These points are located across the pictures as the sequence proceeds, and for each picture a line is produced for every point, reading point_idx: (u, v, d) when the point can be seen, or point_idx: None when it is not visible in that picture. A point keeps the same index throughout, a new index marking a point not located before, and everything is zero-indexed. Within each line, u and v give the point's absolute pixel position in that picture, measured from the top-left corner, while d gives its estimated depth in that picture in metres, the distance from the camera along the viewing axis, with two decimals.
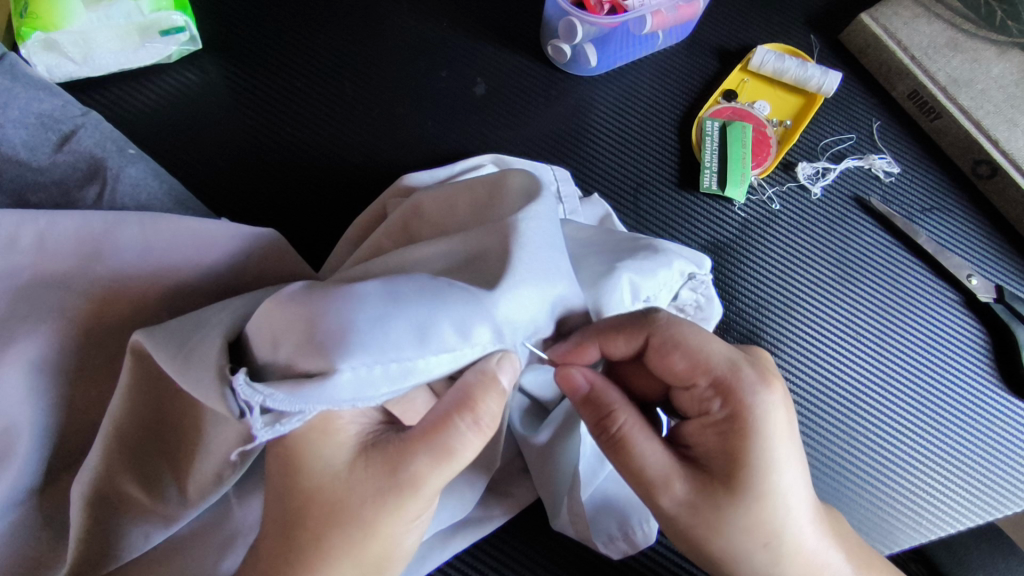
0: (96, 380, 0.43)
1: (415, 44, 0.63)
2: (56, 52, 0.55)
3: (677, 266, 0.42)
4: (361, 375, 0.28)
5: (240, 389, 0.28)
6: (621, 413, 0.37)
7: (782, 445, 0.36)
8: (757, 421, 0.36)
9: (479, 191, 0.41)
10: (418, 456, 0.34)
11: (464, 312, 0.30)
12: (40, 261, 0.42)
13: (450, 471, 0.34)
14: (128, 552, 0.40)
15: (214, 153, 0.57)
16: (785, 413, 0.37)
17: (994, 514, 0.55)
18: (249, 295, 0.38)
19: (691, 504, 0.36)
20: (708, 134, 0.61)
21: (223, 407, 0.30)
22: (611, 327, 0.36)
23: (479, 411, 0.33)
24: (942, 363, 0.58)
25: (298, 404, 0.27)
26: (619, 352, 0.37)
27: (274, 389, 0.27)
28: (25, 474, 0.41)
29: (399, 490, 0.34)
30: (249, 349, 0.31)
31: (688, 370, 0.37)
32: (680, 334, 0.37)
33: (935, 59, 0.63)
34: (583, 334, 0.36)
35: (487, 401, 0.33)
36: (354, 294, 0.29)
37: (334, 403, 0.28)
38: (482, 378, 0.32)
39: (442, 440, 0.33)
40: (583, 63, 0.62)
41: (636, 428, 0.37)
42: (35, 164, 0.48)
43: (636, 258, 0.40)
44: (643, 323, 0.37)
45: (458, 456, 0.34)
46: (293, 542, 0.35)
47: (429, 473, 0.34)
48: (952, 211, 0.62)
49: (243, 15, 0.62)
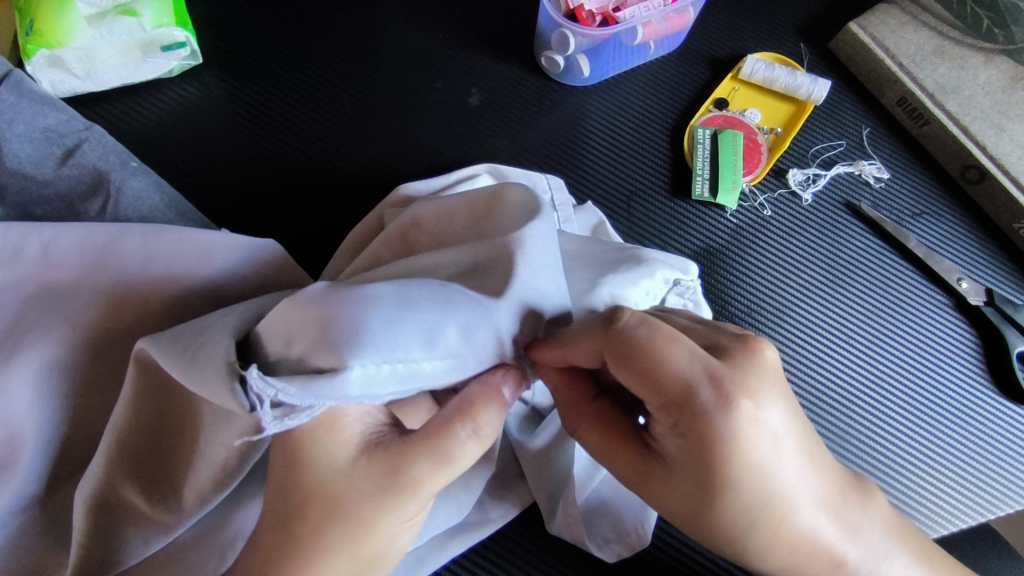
0: (96, 388, 0.44)
1: (413, 56, 0.64)
2: (60, 68, 0.56)
3: (659, 275, 0.43)
4: (370, 373, 0.29)
5: (254, 382, 0.28)
6: (579, 413, 0.40)
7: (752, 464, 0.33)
8: (717, 445, 0.32)
9: (475, 203, 0.42)
10: (419, 460, 0.35)
11: (471, 319, 0.32)
12: (45, 274, 0.43)
13: (448, 477, 0.36)
14: (130, 556, 0.41)
15: (214, 163, 0.58)
16: (745, 434, 0.32)
17: (987, 515, 0.55)
18: (253, 300, 0.39)
19: (671, 502, 0.37)
20: (699, 142, 0.62)
21: (229, 399, 0.31)
22: (562, 342, 0.35)
23: (481, 421, 0.34)
24: (933, 365, 0.59)
25: (309, 399, 0.28)
26: (581, 360, 0.35)
27: (287, 382, 0.28)
28: (29, 480, 0.42)
29: (397, 491, 0.35)
30: (258, 347, 0.32)
31: (638, 387, 0.33)
32: (632, 356, 0.33)
33: (923, 66, 0.64)
34: (543, 343, 0.35)
35: (487, 412, 0.34)
36: (367, 296, 0.30)
37: (343, 400, 0.29)
38: (486, 390, 0.34)
39: (443, 447, 0.34)
40: (576, 73, 0.63)
41: (593, 430, 0.39)
42: (39, 177, 0.49)
43: (616, 272, 0.41)
44: (595, 338, 0.34)
45: (456, 462, 0.35)
46: (289, 545, 0.36)
47: (428, 477, 0.35)
48: (942, 216, 0.63)
49: (242, 29, 0.63)
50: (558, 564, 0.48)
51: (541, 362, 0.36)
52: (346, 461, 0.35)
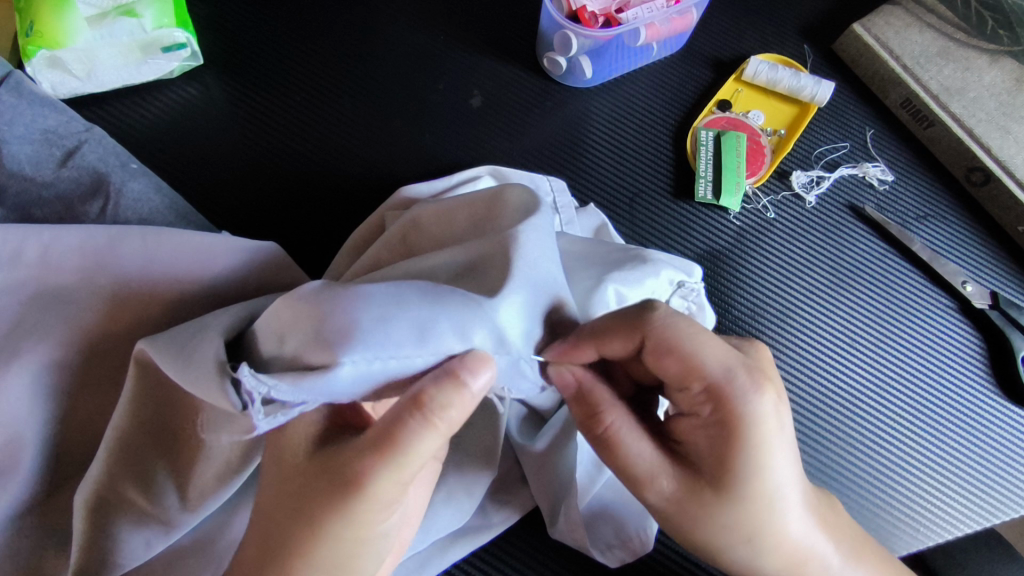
0: (96, 392, 0.44)
1: (415, 57, 0.64)
2: (59, 69, 0.56)
3: (665, 275, 0.43)
4: (359, 370, 0.29)
5: (247, 380, 0.29)
6: (611, 414, 0.38)
7: (776, 454, 0.36)
8: (747, 429, 0.35)
9: (477, 206, 0.42)
10: (363, 457, 0.33)
11: (464, 317, 0.31)
12: (44, 276, 0.42)
13: (406, 471, 0.33)
14: (129, 560, 0.40)
15: (215, 165, 0.58)
16: (775, 420, 0.36)
17: (991, 520, 0.55)
18: (247, 304, 0.40)
19: (679, 502, 0.37)
20: (702, 144, 0.62)
21: (219, 398, 0.32)
22: (605, 329, 0.35)
23: (426, 403, 0.32)
24: (938, 369, 0.58)
25: (300, 395, 0.29)
26: (616, 351, 0.36)
27: (279, 379, 0.29)
28: (27, 484, 0.41)
29: (346, 488, 0.33)
30: (253, 344, 0.34)
31: (681, 374, 0.36)
32: (676, 340, 0.35)
33: (928, 67, 0.64)
34: (579, 334, 0.35)
35: (440, 398, 0.31)
36: (357, 294, 0.31)
37: (334, 394, 0.30)
38: (440, 374, 0.31)
39: (389, 442, 0.32)
40: (578, 75, 0.63)
41: (623, 432, 0.37)
42: (39, 179, 0.49)
43: (622, 269, 0.41)
44: (637, 323, 0.36)
45: (411, 454, 0.33)
46: (284, 553, 0.35)
47: (375, 474, 0.33)
48: (947, 218, 0.63)
49: (243, 30, 0.63)
50: (559, 569, 0.48)
51: (570, 361, 0.36)
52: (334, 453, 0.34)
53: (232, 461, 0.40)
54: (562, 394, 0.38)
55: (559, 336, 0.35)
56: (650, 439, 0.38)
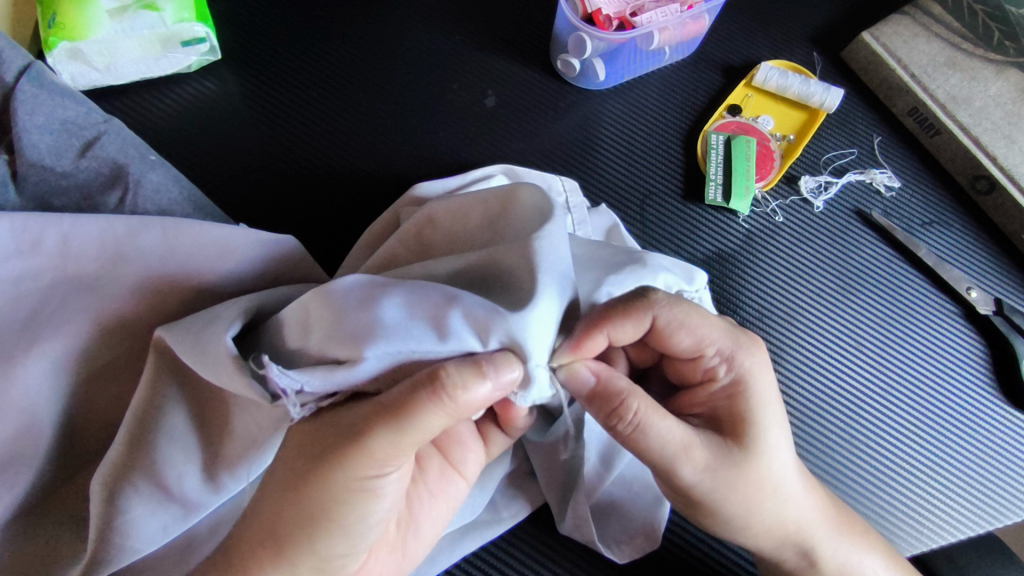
0: (112, 380, 0.44)
1: (429, 58, 0.65)
2: (79, 60, 0.57)
3: (662, 278, 0.43)
4: (383, 361, 0.32)
5: (278, 378, 0.31)
6: (635, 397, 0.37)
7: (774, 404, 0.41)
8: (751, 384, 0.41)
9: (490, 203, 0.43)
10: (372, 422, 0.32)
11: (482, 317, 0.32)
12: (64, 264, 0.42)
13: (409, 439, 0.33)
14: (144, 545, 0.40)
15: (231, 160, 0.59)
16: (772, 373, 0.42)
17: (993, 523, 0.55)
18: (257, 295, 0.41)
19: (695, 481, 0.39)
20: (712, 148, 0.62)
21: (242, 388, 0.33)
22: (616, 313, 0.36)
23: (443, 381, 0.31)
24: (941, 372, 0.59)
25: (330, 386, 0.32)
26: (629, 334, 0.38)
27: (309, 376, 0.32)
28: (39, 469, 0.42)
29: (351, 457, 0.33)
30: (284, 336, 0.36)
31: (694, 345, 0.40)
32: (686, 317, 0.39)
33: (935, 77, 0.65)
34: (586, 321, 0.36)
35: (456, 379, 0.31)
36: (383, 294, 0.33)
37: (361, 383, 0.33)
38: (467, 366, 0.31)
39: (400, 416, 0.32)
40: (591, 77, 0.64)
41: (650, 412, 0.37)
42: (58, 168, 0.49)
43: (621, 271, 0.41)
44: (645, 305, 0.38)
45: (416, 427, 0.32)
46: (284, 550, 0.35)
47: (381, 438, 0.32)
48: (952, 226, 0.63)
49: (260, 26, 0.64)
50: (565, 561, 0.48)
51: (578, 357, 0.36)
52: (334, 429, 0.34)
53: (252, 442, 0.40)
54: (579, 392, 0.37)
55: (567, 334, 0.36)
56: (671, 417, 0.38)
